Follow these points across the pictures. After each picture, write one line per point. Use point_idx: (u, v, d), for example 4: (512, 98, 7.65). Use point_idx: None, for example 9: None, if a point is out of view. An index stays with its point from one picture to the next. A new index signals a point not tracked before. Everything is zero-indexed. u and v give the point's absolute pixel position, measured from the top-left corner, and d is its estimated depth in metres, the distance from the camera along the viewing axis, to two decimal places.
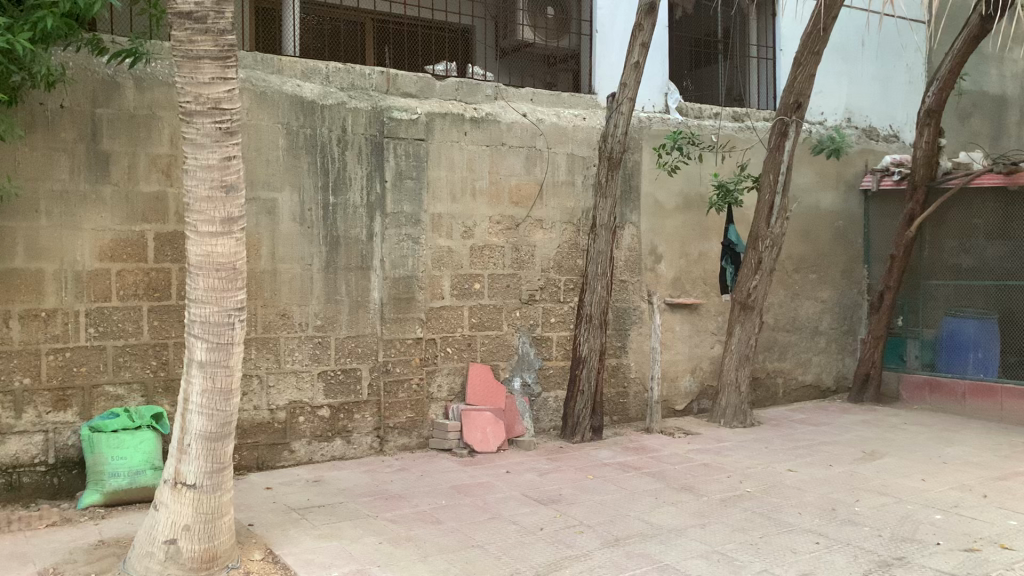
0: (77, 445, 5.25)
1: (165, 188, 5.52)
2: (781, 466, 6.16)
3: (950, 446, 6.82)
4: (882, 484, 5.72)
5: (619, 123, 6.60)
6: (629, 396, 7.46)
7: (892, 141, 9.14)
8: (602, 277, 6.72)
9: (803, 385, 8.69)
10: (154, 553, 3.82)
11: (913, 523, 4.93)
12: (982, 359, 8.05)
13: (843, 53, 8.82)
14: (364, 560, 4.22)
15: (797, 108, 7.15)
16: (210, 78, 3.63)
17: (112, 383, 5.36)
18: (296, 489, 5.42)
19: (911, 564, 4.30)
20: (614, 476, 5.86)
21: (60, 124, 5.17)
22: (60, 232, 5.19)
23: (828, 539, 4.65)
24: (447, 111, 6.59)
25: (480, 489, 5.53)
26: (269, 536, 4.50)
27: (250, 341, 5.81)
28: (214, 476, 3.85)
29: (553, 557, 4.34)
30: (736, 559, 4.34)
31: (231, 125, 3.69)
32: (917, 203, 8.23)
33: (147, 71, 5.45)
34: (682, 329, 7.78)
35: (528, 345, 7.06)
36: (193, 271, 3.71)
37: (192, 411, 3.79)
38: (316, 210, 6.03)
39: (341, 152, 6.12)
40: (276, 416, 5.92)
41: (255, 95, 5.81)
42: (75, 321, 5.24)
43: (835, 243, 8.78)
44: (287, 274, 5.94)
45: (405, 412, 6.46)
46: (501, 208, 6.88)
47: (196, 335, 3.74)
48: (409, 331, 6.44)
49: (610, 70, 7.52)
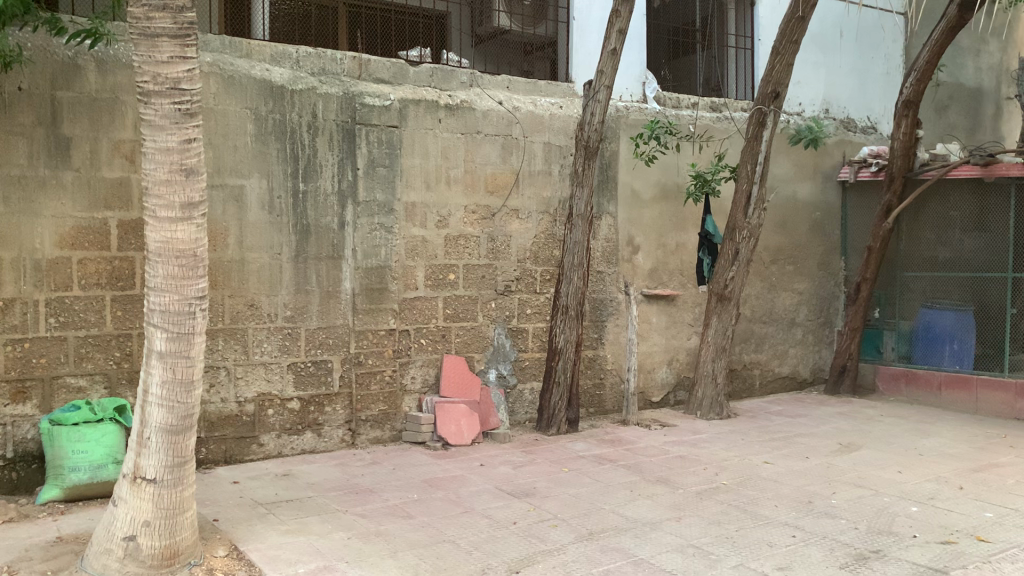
0: (36, 439, 5.09)
1: (128, 174, 5.36)
2: (758, 459, 6.11)
3: (926, 438, 6.80)
4: (859, 477, 5.68)
5: (596, 111, 6.50)
6: (605, 388, 7.38)
7: (869, 132, 9.12)
8: (579, 267, 6.62)
9: (780, 377, 8.66)
10: (112, 550, 3.69)
11: (890, 515, 4.89)
12: (958, 351, 8.06)
13: (820, 44, 8.77)
14: (332, 556, 4.11)
15: (774, 97, 7.05)
16: (168, 57, 3.50)
17: (73, 375, 5.21)
18: (265, 483, 5.29)
19: (888, 558, 4.25)
20: (589, 469, 5.78)
21: (18, 108, 4.99)
22: (18, 219, 5.01)
23: (805, 532, 4.60)
24: (421, 98, 6.45)
25: (453, 482, 5.42)
26: (234, 531, 4.38)
27: (215, 332, 5.67)
28: (175, 470, 3.72)
29: (526, 551, 4.26)
30: (711, 553, 4.27)
31: (191, 106, 3.55)
32: (895, 194, 8.19)
33: (109, 53, 5.28)
34: (659, 321, 7.71)
35: (503, 337, 6.97)
36: (152, 259, 3.57)
37: (152, 403, 3.65)
38: (286, 197, 5.89)
39: (311, 138, 5.98)
40: (244, 409, 5.78)
41: (222, 80, 5.65)
42: (34, 311, 5.08)
43: (813, 235, 8.75)
44: (255, 263, 5.79)
45: (378, 404, 6.35)
46: (476, 197, 6.76)
47: (155, 325, 3.60)
48: (381, 322, 6.33)
49: (587, 58, 7.43)
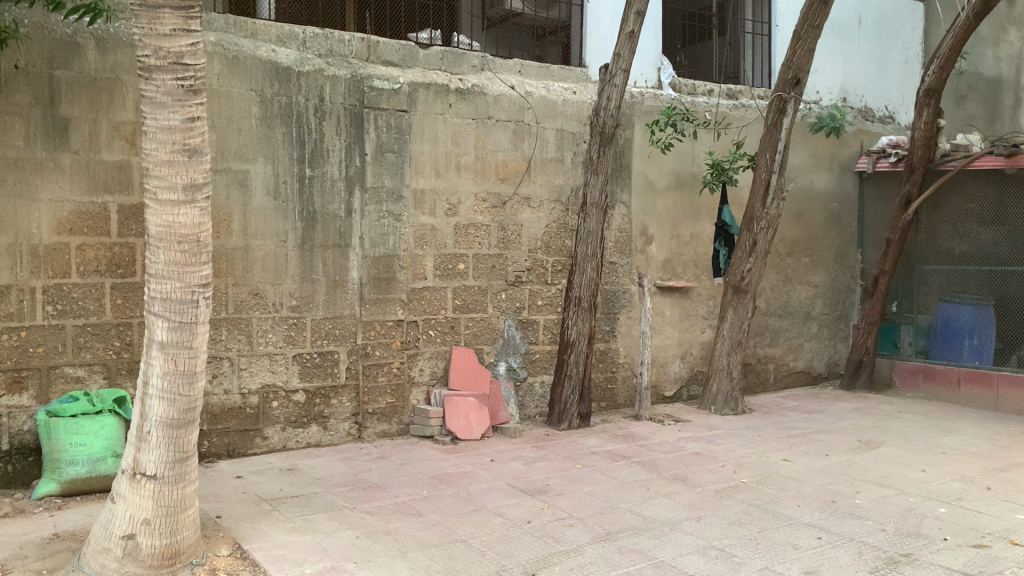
0: (32, 431, 4.92)
1: (128, 157, 5.17)
2: (776, 457, 5.93)
3: (948, 436, 6.61)
4: (882, 476, 5.49)
5: (612, 96, 6.31)
6: (617, 382, 7.21)
7: (888, 122, 8.91)
8: (592, 257, 6.43)
9: (794, 372, 8.47)
10: (110, 549, 3.51)
11: (918, 517, 4.71)
12: (978, 345, 7.89)
13: (839, 31, 8.55)
14: (339, 556, 3.93)
15: (795, 84, 6.86)
16: (171, 30, 3.30)
17: (72, 365, 5.03)
18: (269, 478, 5.12)
19: (920, 562, 4.07)
20: (603, 465, 5.61)
21: (15, 86, 4.80)
22: (15, 202, 4.83)
23: (830, 534, 4.42)
24: (432, 81, 6.26)
25: (463, 479, 5.25)
26: (237, 529, 4.21)
27: (219, 322, 5.49)
28: (177, 466, 3.54)
29: (541, 552, 4.08)
30: (735, 555, 4.10)
31: (195, 83, 3.37)
32: (915, 185, 7.99)
33: (109, 30, 5.08)
34: (673, 313, 7.53)
35: (514, 329, 6.78)
36: (153, 244, 3.39)
37: (152, 396, 3.48)
38: (291, 182, 5.70)
39: (318, 122, 5.78)
40: (248, 401, 5.61)
41: (226, 60, 5.46)
42: (31, 298, 4.90)
43: (829, 226, 8.55)
44: (260, 251, 5.61)
45: (385, 397, 6.17)
46: (487, 184, 6.57)
47: (156, 314, 3.42)
48: (389, 312, 6.15)
49: (601, 43, 7.24)
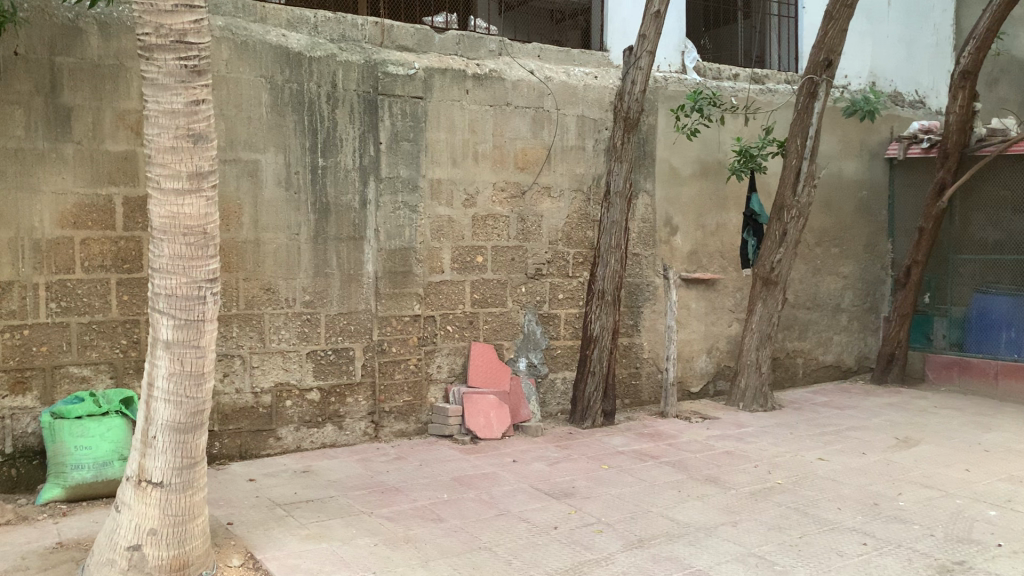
0: (37, 433, 4.72)
1: (133, 147, 4.96)
2: (811, 455, 5.67)
3: (988, 432, 6.34)
4: (924, 476, 5.23)
5: (637, 79, 6.05)
6: (641, 378, 6.96)
7: (918, 106, 8.60)
8: (616, 249, 6.18)
9: (823, 366, 8.20)
10: (115, 561, 3.30)
11: (967, 520, 4.45)
12: (1015, 339, 7.59)
13: (868, 13, 8.25)
14: (357, 566, 3.71)
15: (827, 66, 6.58)
16: (172, 6, 3.07)
17: (76, 364, 4.83)
18: (283, 481, 4.92)
19: (975, 571, 3.81)
20: (630, 466, 5.37)
21: (14, 74, 4.59)
22: (15, 196, 4.63)
23: (876, 540, 4.17)
24: (447, 67, 6.01)
25: (485, 481, 5.02)
26: (249, 537, 4.00)
27: (230, 318, 5.28)
28: (185, 473, 3.33)
29: (569, 561, 3.84)
30: (776, 563, 3.85)
31: (198, 63, 3.14)
32: (949, 172, 7.66)
33: (113, 15, 4.86)
34: (699, 306, 7.27)
35: (534, 324, 6.54)
36: (156, 236, 3.16)
37: (157, 399, 3.26)
38: (303, 173, 5.48)
39: (331, 110, 5.55)
40: (261, 400, 5.40)
41: (235, 45, 5.22)
42: (34, 294, 4.70)
43: (859, 216, 8.26)
44: (271, 244, 5.39)
45: (402, 396, 5.95)
46: (505, 173, 6.32)
47: (160, 311, 3.20)
48: (406, 307, 5.92)
49: (622, 26, 6.99)
